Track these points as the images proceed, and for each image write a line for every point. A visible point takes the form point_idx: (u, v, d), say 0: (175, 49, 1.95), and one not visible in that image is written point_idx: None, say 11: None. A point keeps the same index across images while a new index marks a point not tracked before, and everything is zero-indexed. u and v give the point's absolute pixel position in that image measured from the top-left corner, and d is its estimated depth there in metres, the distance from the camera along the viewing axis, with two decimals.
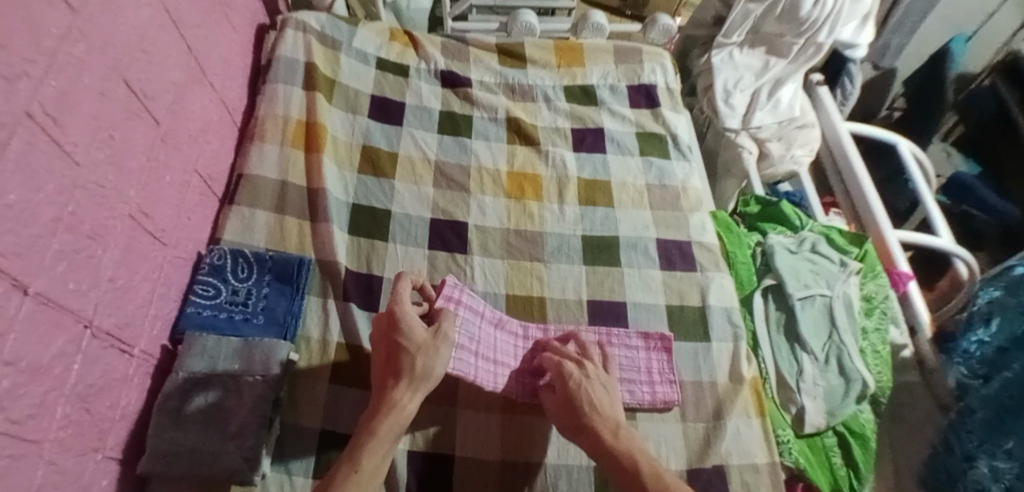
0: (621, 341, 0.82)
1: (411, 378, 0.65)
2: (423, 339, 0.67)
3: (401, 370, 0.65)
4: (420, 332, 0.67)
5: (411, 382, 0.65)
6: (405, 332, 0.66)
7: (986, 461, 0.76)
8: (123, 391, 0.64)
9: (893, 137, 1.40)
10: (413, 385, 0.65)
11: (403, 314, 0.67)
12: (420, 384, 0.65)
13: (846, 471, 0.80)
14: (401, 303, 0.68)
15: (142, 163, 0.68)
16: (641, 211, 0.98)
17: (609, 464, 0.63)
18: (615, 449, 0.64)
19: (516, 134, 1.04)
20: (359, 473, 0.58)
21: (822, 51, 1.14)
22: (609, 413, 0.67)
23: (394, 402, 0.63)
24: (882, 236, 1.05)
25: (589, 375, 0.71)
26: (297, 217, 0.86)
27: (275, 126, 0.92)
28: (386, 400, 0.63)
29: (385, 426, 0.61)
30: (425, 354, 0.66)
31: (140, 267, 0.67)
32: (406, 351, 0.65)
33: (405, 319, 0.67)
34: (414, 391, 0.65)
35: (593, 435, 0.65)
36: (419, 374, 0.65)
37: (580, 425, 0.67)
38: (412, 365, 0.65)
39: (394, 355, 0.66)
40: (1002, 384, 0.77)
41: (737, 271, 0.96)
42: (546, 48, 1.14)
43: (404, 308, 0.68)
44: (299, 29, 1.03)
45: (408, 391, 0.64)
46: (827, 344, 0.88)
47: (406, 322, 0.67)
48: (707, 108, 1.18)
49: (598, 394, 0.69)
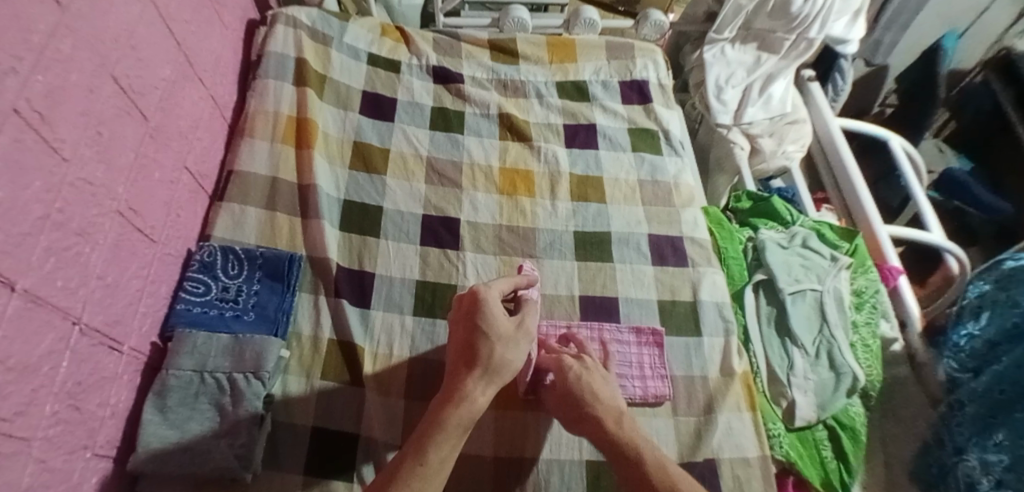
0: (613, 336, 0.82)
1: (486, 368, 0.64)
2: (506, 329, 0.66)
3: (476, 360, 0.64)
4: (502, 321, 0.67)
5: (486, 374, 0.63)
6: (488, 317, 0.66)
7: (976, 454, 0.76)
8: (113, 388, 0.64)
9: (884, 132, 1.40)
10: (486, 377, 0.63)
11: (486, 297, 0.67)
12: (493, 377, 0.64)
13: (836, 464, 0.80)
14: (485, 288, 0.69)
15: (132, 160, 0.68)
16: (634, 207, 0.98)
17: (612, 451, 0.63)
18: (616, 434, 0.64)
19: (508, 130, 1.04)
20: (424, 467, 0.55)
21: (814, 46, 1.15)
22: (608, 400, 0.68)
23: (467, 393, 0.62)
24: (873, 231, 1.06)
25: (588, 365, 0.72)
26: (288, 213, 0.86)
27: (266, 122, 0.92)
28: (458, 390, 0.62)
29: (454, 417, 0.59)
30: (505, 343, 0.65)
31: (129, 265, 0.67)
32: (486, 338, 0.65)
33: (488, 303, 0.67)
34: (487, 383, 0.63)
35: (593, 424, 0.66)
36: (494, 364, 0.64)
37: (582, 413, 0.67)
38: (490, 355, 0.64)
39: (471, 341, 0.65)
40: (992, 378, 0.78)
41: (728, 266, 0.96)
42: (538, 44, 1.14)
43: (489, 293, 0.68)
44: (290, 24, 1.02)
45: (482, 381, 0.63)
46: (818, 339, 0.88)
47: (489, 308, 0.67)
48: (700, 104, 1.19)
49: (597, 383, 0.70)
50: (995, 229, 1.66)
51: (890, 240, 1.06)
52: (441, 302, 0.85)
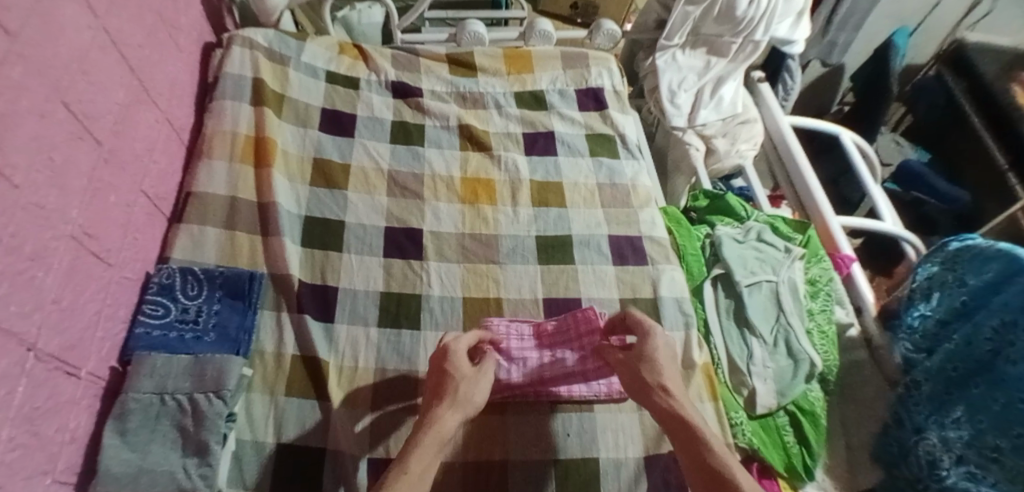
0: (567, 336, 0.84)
1: (454, 396, 0.66)
2: (467, 371, 0.69)
3: (444, 393, 0.66)
4: (468, 368, 0.70)
5: (455, 402, 0.65)
6: (454, 364, 0.69)
7: (937, 432, 0.79)
8: (71, 413, 0.63)
9: (835, 127, 1.45)
10: (456, 404, 0.65)
11: (454, 349, 0.71)
12: (462, 409, 0.65)
13: (798, 448, 0.82)
14: (453, 341, 0.72)
15: (86, 184, 0.68)
16: (593, 210, 1.00)
17: (680, 433, 0.65)
18: (686, 417, 0.66)
19: (468, 141, 1.06)
20: (407, 475, 0.57)
21: (760, 49, 1.19)
22: (676, 391, 0.69)
23: (436, 421, 0.63)
24: (826, 223, 1.09)
25: (664, 340, 0.73)
26: (248, 231, 0.86)
27: (224, 142, 0.92)
28: (427, 417, 0.64)
29: (429, 436, 0.61)
30: (466, 380, 0.68)
31: (85, 288, 0.66)
32: (452, 376, 0.68)
33: (455, 355, 0.70)
34: (456, 411, 0.65)
35: (660, 401, 0.68)
36: (462, 397, 0.66)
37: (655, 389, 0.69)
38: (456, 389, 0.67)
39: (439, 383, 0.68)
40: (943, 357, 0.81)
41: (687, 263, 0.99)
42: (495, 56, 1.17)
43: (456, 344, 0.71)
44: (246, 46, 1.03)
45: (450, 404, 0.65)
46: (775, 328, 0.91)
47: (455, 355, 0.70)
48: (655, 108, 1.23)
49: (665, 371, 0.70)
50: (952, 217, 1.72)
51: (842, 230, 1.10)
52: (406, 311, 0.85)
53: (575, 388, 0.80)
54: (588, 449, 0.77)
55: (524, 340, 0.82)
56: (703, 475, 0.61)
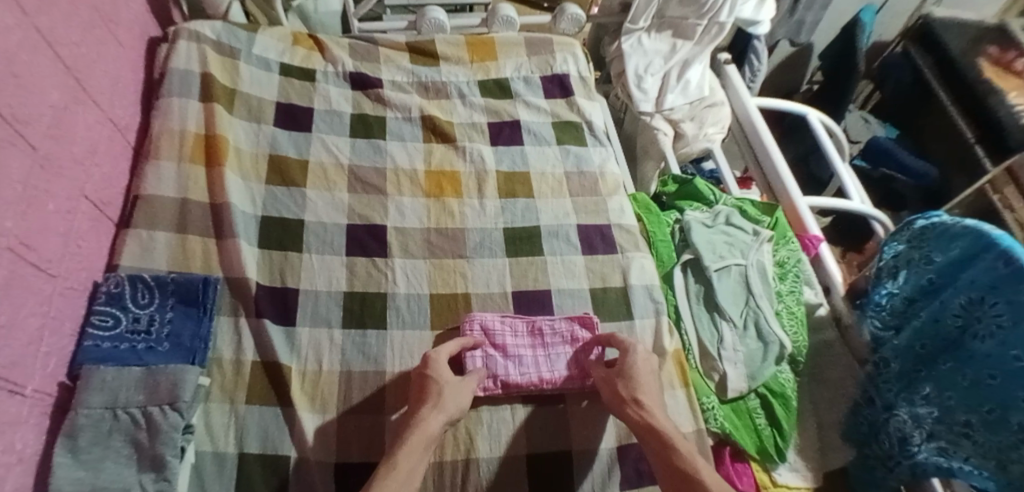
0: (548, 330, 0.83)
1: (435, 399, 0.70)
2: (449, 378, 0.72)
3: (428, 398, 0.70)
4: (448, 374, 0.73)
5: (435, 405, 0.69)
6: (437, 371, 0.73)
7: (906, 409, 0.80)
8: (18, 433, 0.60)
9: (802, 107, 1.45)
10: (438, 406, 0.69)
11: (436, 359, 0.74)
12: (446, 409, 0.69)
13: (769, 430, 0.83)
14: (436, 350, 0.75)
15: (20, 192, 0.64)
16: (561, 199, 0.99)
17: (653, 443, 0.67)
18: (657, 426, 0.68)
19: (431, 132, 1.03)
20: (395, 470, 0.61)
21: (725, 31, 1.17)
22: (649, 403, 0.71)
23: (422, 421, 0.67)
24: (793, 203, 1.09)
25: (644, 358, 0.76)
26: (200, 234, 0.83)
27: (172, 141, 0.88)
28: (413, 419, 0.68)
29: (417, 433, 0.65)
30: (451, 385, 0.72)
31: (25, 302, 0.63)
32: (434, 380, 0.71)
33: (435, 362, 0.74)
34: (440, 411, 0.68)
35: (634, 414, 0.70)
36: (444, 400, 0.70)
37: (629, 402, 0.71)
38: (439, 393, 0.70)
39: (422, 385, 0.72)
40: (912, 334, 0.81)
41: (657, 249, 0.98)
42: (458, 44, 1.14)
43: (438, 354, 0.75)
44: (193, 39, 0.98)
45: (433, 406, 0.69)
46: (745, 311, 0.91)
47: (435, 369, 0.73)
48: (623, 94, 1.21)
49: (643, 384, 0.73)
50: (920, 194, 1.75)
51: (809, 210, 1.10)
52: (371, 312, 0.83)
53: (546, 380, 0.79)
54: (560, 441, 0.77)
55: (518, 337, 0.83)
56: (673, 478, 0.64)
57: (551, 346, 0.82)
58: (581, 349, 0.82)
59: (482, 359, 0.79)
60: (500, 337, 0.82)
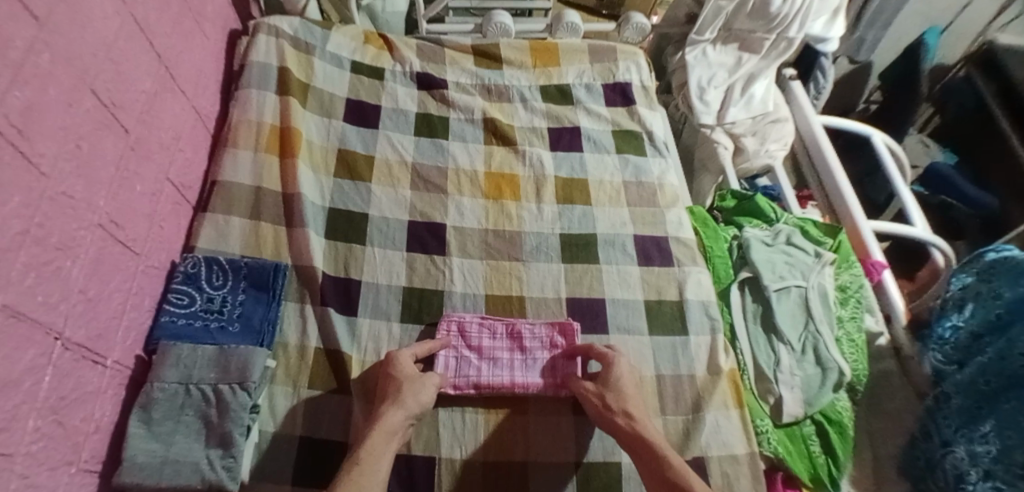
0: (527, 335, 0.83)
1: (397, 391, 0.71)
2: (411, 373, 0.73)
3: (389, 396, 0.71)
4: (410, 371, 0.74)
5: (398, 390, 0.71)
6: (398, 369, 0.74)
7: (964, 446, 0.77)
8: (97, 403, 0.63)
9: (866, 129, 1.41)
10: (399, 403, 0.70)
11: (398, 357, 0.75)
12: (409, 409, 0.70)
13: (824, 459, 0.81)
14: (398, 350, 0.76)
15: (112, 173, 0.67)
16: (618, 209, 0.98)
17: (643, 455, 0.68)
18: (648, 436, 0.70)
19: (493, 135, 1.04)
20: (360, 465, 0.63)
21: (794, 46, 1.15)
22: (638, 414, 0.72)
23: (381, 420, 0.68)
24: (857, 227, 1.06)
25: (626, 369, 0.77)
26: (273, 222, 0.86)
27: (249, 132, 0.92)
28: (376, 418, 0.69)
29: (378, 429, 0.67)
30: (413, 382, 0.72)
31: (111, 278, 0.67)
32: (396, 377, 0.73)
33: (398, 359, 0.74)
34: (400, 408, 0.69)
35: (621, 423, 0.71)
36: (404, 397, 0.70)
37: (617, 412, 0.72)
38: (399, 390, 0.71)
39: (384, 389, 0.72)
40: (975, 370, 0.78)
41: (714, 265, 0.97)
42: (522, 49, 1.15)
43: (400, 353, 0.75)
44: (272, 34, 1.02)
45: (393, 405, 0.69)
46: (803, 335, 0.89)
47: (398, 361, 0.74)
48: (683, 105, 1.20)
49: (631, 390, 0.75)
50: (977, 222, 1.66)
51: (873, 235, 1.07)
52: (427, 307, 0.85)
53: (518, 385, 0.79)
54: (612, 452, 0.76)
55: (496, 340, 0.83)
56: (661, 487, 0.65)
57: (530, 351, 0.83)
58: (560, 359, 0.82)
59: (455, 358, 0.80)
60: (477, 339, 0.82)
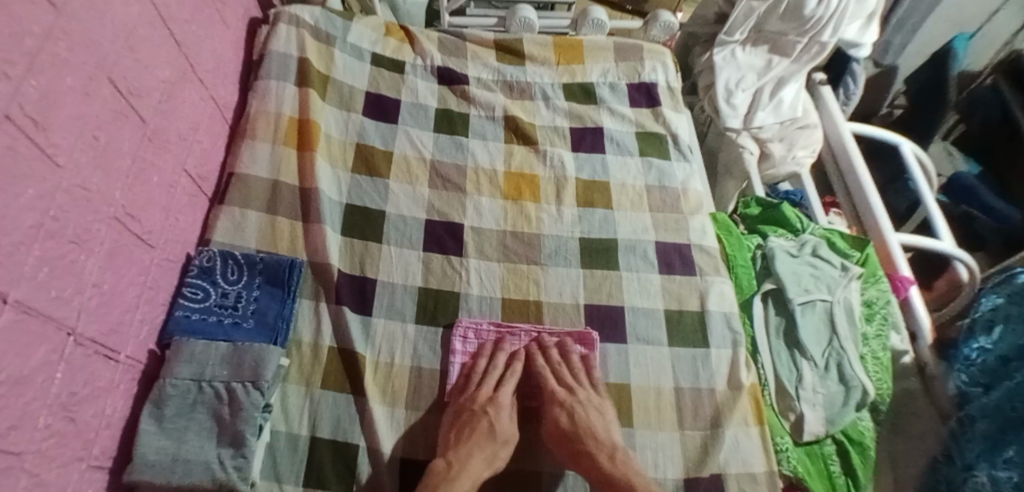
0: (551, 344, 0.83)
1: (492, 444, 0.74)
2: (503, 426, 0.76)
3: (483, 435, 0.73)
4: (503, 422, 0.76)
5: (494, 437, 0.74)
6: (495, 415, 0.76)
7: (986, 471, 0.74)
8: (109, 398, 0.63)
9: (895, 137, 1.37)
10: (490, 458, 0.73)
11: (499, 402, 0.77)
12: (495, 460, 0.73)
13: (844, 480, 0.79)
14: (501, 393, 0.78)
15: (129, 164, 0.66)
16: (640, 214, 0.96)
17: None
18: (613, 475, 0.70)
19: (513, 133, 1.02)
20: None
21: (827, 50, 1.11)
22: (619, 456, 0.73)
23: (465, 465, 0.70)
24: (885, 240, 1.03)
25: (587, 405, 0.75)
26: (289, 217, 0.85)
27: (267, 124, 0.91)
28: (462, 459, 0.71)
29: (463, 479, 0.69)
30: (502, 439, 0.75)
31: (126, 272, 0.65)
32: (491, 423, 0.75)
33: (500, 406, 0.77)
34: (489, 465, 0.72)
35: (600, 463, 0.72)
36: (496, 456, 0.73)
37: (583, 446, 0.73)
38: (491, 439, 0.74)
39: (473, 428, 0.74)
40: (1003, 395, 0.75)
41: (736, 275, 0.95)
42: (545, 44, 1.11)
43: (503, 400, 0.78)
44: (293, 23, 1.00)
45: (488, 456, 0.73)
46: (827, 351, 0.87)
47: (499, 408, 0.77)
48: (709, 107, 1.17)
49: (595, 420, 0.75)
50: (1001, 237, 1.58)
51: (901, 249, 1.03)
52: (443, 309, 0.83)
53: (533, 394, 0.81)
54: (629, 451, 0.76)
55: (513, 344, 0.83)
56: None
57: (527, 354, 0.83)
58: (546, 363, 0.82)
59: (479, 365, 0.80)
60: (494, 345, 0.82)
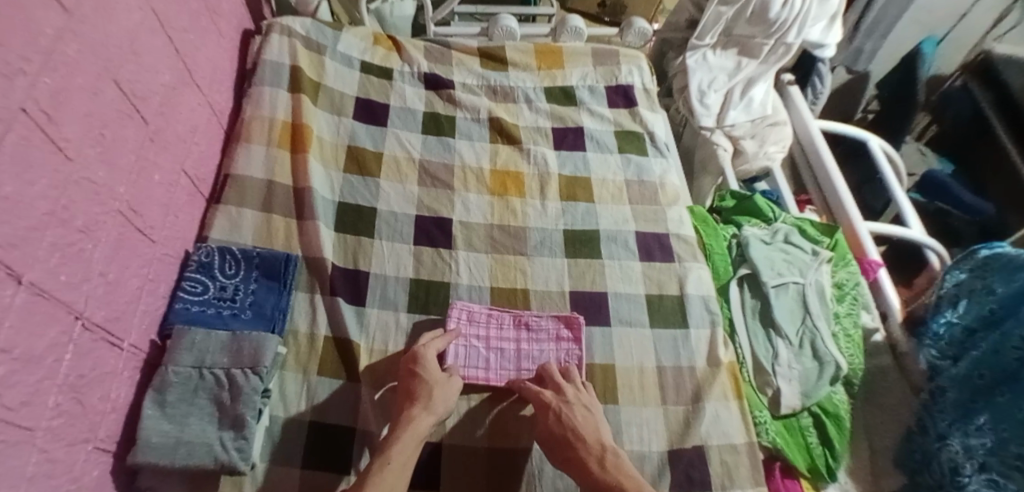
0: (532, 327, 0.86)
1: (428, 397, 0.72)
2: (438, 376, 0.75)
3: (417, 397, 0.72)
4: (436, 371, 0.75)
5: (431, 384, 0.73)
6: (425, 369, 0.75)
7: (959, 439, 0.77)
8: (113, 383, 0.65)
9: (863, 133, 1.43)
10: (427, 406, 0.71)
11: (424, 355, 0.76)
12: (436, 409, 0.71)
13: (821, 449, 0.83)
14: (424, 347, 0.77)
15: (132, 161, 0.70)
16: (620, 206, 1.01)
17: None
18: (603, 479, 0.67)
19: (498, 134, 1.07)
20: (390, 465, 0.65)
21: (792, 51, 1.17)
22: (614, 459, 0.69)
23: (411, 421, 0.69)
24: (853, 228, 1.09)
25: (582, 414, 0.73)
26: (284, 215, 0.89)
27: (261, 127, 0.95)
28: (403, 419, 0.70)
29: (407, 434, 0.68)
30: (440, 385, 0.74)
31: (129, 263, 0.68)
32: (423, 381, 0.73)
33: (425, 360, 0.75)
34: (430, 413, 0.71)
35: (588, 468, 0.68)
36: (434, 400, 0.72)
37: (574, 442, 0.70)
38: (429, 393, 0.72)
39: (409, 387, 0.73)
40: (970, 364, 0.79)
41: (714, 262, 0.99)
42: (527, 51, 1.17)
43: (427, 351, 0.76)
44: (284, 33, 1.05)
45: (427, 405, 0.71)
46: (801, 329, 0.91)
47: (425, 361, 0.75)
48: (683, 108, 1.23)
49: (580, 418, 0.73)
50: (977, 230, 1.64)
51: (870, 235, 1.09)
52: (434, 299, 0.87)
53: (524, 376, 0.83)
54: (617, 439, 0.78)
55: (503, 331, 0.86)
56: None
57: (535, 341, 0.85)
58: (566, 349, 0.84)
59: (462, 347, 0.83)
60: (484, 329, 0.85)
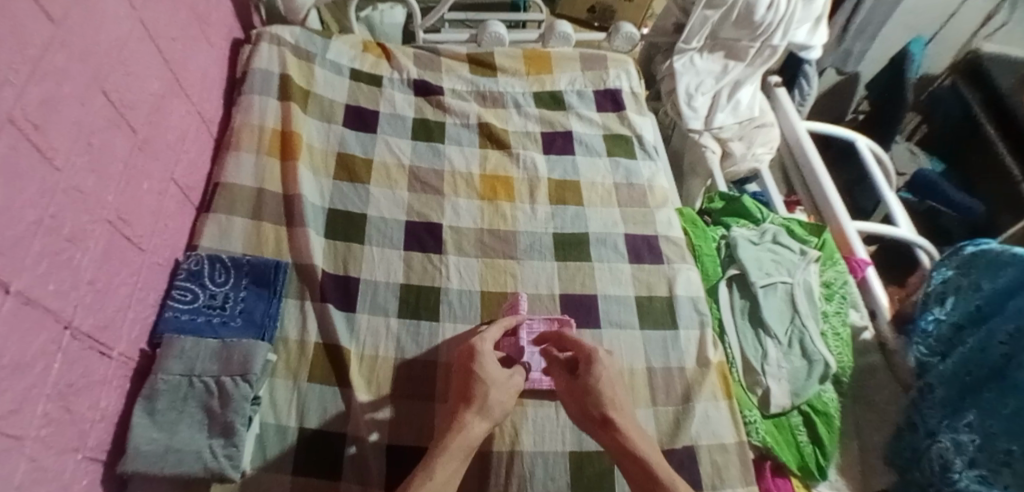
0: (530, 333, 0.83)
1: (480, 402, 0.69)
2: (496, 375, 0.72)
3: (472, 399, 0.69)
4: (494, 370, 0.73)
5: (486, 383, 0.71)
6: (482, 367, 0.73)
7: (949, 436, 0.77)
8: (102, 392, 0.65)
9: (849, 134, 1.44)
10: (479, 409, 0.68)
11: (481, 351, 0.74)
12: (488, 413, 0.68)
13: (811, 448, 0.83)
14: (480, 341, 0.76)
15: (121, 170, 0.70)
16: (610, 209, 1.02)
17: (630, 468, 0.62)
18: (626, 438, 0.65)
19: (487, 139, 1.07)
20: (431, 481, 0.59)
21: (778, 53, 1.19)
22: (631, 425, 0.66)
23: (463, 426, 0.66)
24: (841, 228, 1.10)
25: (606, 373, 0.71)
26: (274, 222, 0.89)
27: (251, 134, 0.95)
28: (456, 423, 0.67)
29: (455, 441, 0.64)
30: (491, 384, 0.71)
31: (118, 272, 0.69)
32: (481, 382, 0.70)
33: (482, 356, 0.74)
34: (483, 417, 0.67)
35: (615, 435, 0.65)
36: (489, 403, 0.69)
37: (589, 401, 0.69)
38: (484, 395, 0.69)
39: (465, 388, 0.71)
40: (958, 361, 0.80)
41: (703, 263, 1.00)
42: (515, 57, 1.18)
43: (483, 347, 0.75)
44: (274, 42, 1.06)
45: (478, 410, 0.68)
46: (789, 329, 0.92)
47: (483, 358, 0.73)
48: (672, 111, 1.24)
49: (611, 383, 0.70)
50: (967, 229, 1.66)
51: (857, 236, 1.09)
52: (425, 303, 0.87)
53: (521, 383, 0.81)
54: None
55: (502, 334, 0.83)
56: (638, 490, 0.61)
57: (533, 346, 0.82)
58: None
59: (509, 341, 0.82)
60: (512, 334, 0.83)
